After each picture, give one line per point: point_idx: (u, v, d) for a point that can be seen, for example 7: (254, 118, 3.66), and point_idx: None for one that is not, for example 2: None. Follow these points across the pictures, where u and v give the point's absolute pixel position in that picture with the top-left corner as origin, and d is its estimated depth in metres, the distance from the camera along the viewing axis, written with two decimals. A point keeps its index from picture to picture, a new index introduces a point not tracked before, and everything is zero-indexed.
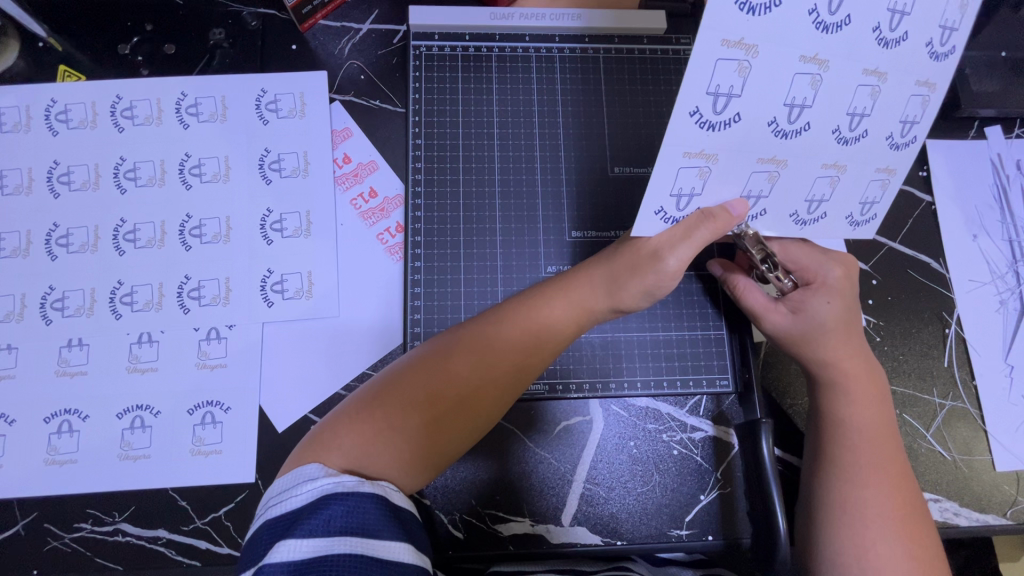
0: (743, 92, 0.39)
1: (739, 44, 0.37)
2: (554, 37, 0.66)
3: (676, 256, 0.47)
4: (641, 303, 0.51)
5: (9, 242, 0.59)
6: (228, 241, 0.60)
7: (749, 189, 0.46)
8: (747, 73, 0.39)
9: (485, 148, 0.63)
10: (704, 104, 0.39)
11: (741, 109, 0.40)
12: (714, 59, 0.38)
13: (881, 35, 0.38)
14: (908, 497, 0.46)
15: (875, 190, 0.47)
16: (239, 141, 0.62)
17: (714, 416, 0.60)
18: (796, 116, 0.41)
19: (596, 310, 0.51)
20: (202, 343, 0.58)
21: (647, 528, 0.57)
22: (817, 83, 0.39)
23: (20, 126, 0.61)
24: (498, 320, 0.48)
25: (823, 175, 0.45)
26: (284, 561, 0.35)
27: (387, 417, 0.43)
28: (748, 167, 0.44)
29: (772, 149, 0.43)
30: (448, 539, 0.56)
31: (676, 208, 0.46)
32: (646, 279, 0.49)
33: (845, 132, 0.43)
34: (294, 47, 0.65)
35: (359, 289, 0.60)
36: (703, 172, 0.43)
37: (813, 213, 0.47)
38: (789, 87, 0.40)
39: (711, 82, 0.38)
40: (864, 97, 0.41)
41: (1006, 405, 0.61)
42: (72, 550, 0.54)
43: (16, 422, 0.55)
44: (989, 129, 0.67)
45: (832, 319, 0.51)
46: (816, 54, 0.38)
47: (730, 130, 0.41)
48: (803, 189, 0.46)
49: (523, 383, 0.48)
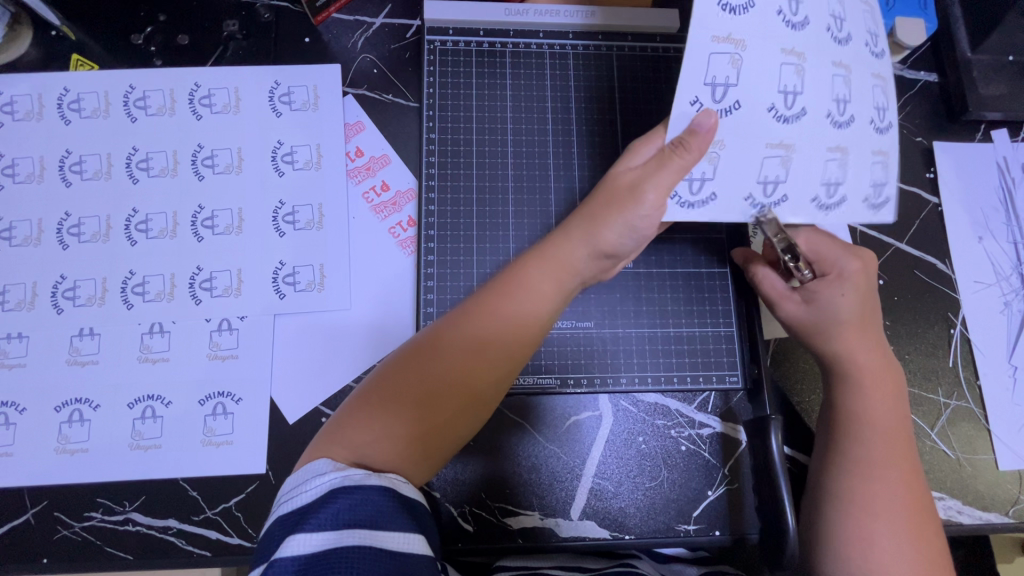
0: (738, 81, 0.45)
1: (729, 39, 0.44)
2: (568, 35, 0.66)
3: (654, 188, 0.46)
4: (626, 241, 0.49)
5: (20, 231, 0.59)
6: (240, 232, 0.60)
7: (765, 176, 0.47)
8: (739, 65, 0.44)
9: (499, 143, 0.63)
10: (703, 93, 0.45)
11: (740, 97, 0.45)
12: (707, 53, 0.44)
13: (835, 35, 0.45)
14: (915, 494, 0.47)
15: (878, 172, 0.47)
16: (251, 132, 0.62)
17: (722, 412, 0.60)
18: (792, 102, 0.45)
19: (575, 267, 0.49)
20: (214, 334, 0.58)
21: (654, 523, 0.57)
22: (802, 72, 0.45)
23: (32, 115, 0.61)
24: (477, 304, 0.47)
25: (830, 158, 0.47)
26: (293, 555, 0.36)
27: (383, 409, 0.43)
28: (759, 152, 0.46)
29: (775, 133, 0.46)
30: (456, 531, 0.56)
31: (690, 193, 0.47)
32: (626, 213, 0.47)
33: (838, 117, 0.46)
34: (307, 40, 0.65)
35: (370, 283, 0.60)
36: (711, 157, 0.46)
37: (833, 196, 0.47)
38: (779, 77, 0.45)
39: (707, 73, 0.44)
40: (841, 85, 0.45)
41: (1008, 405, 0.61)
42: (82, 539, 0.54)
43: (26, 410, 0.55)
44: (995, 133, 0.67)
45: (848, 311, 0.51)
46: (793, 47, 0.44)
47: (730, 117, 0.46)
48: (814, 174, 0.47)
49: (514, 363, 0.47)
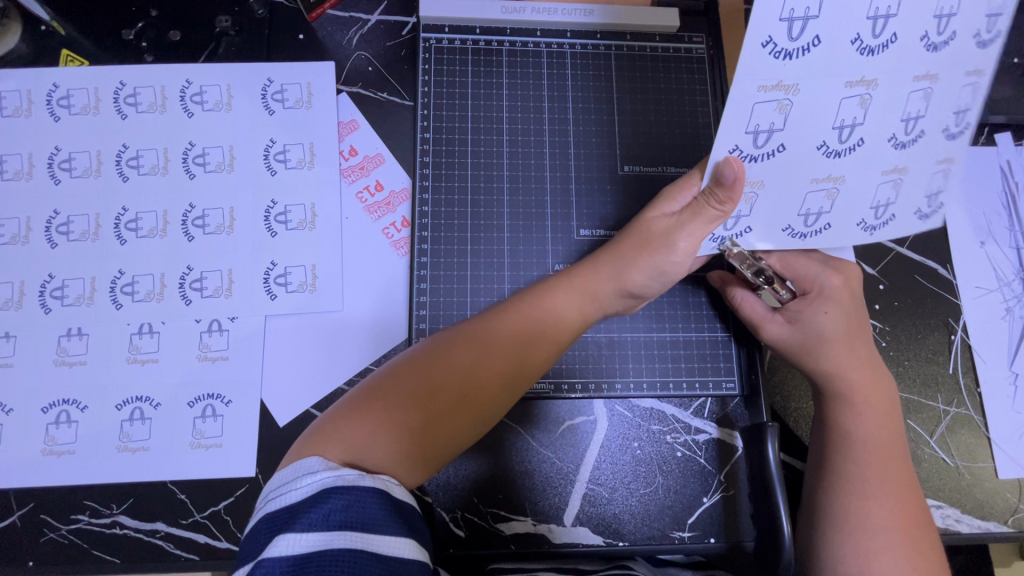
0: (785, 126, 0.43)
1: (778, 86, 0.41)
2: (566, 33, 0.65)
3: (686, 237, 0.48)
4: (654, 284, 0.51)
5: (8, 229, 0.58)
6: (231, 232, 0.59)
7: (808, 209, 0.47)
8: (788, 110, 0.42)
9: (494, 142, 0.62)
10: (744, 141, 0.44)
11: (785, 141, 0.44)
12: (751, 103, 0.42)
13: (927, 40, 0.41)
14: (911, 507, 0.46)
15: (938, 181, 0.46)
16: (244, 131, 0.61)
17: (718, 418, 0.59)
18: (846, 135, 0.44)
19: (600, 296, 0.49)
20: (204, 335, 0.57)
21: (649, 529, 0.56)
22: (867, 102, 0.43)
23: (21, 111, 0.60)
24: (499, 313, 0.47)
25: (885, 181, 0.46)
26: (281, 556, 0.35)
27: (387, 408, 0.42)
28: (803, 187, 0.46)
29: (823, 168, 0.45)
30: (449, 536, 0.55)
31: (724, 229, 0.49)
32: (657, 258, 0.49)
33: (901, 136, 0.44)
34: (301, 36, 0.64)
35: (361, 284, 0.59)
36: (748, 198, 0.47)
37: (881, 218, 0.47)
38: (837, 111, 0.43)
39: (750, 123, 0.43)
40: (917, 100, 0.43)
41: (1010, 413, 0.60)
42: (69, 541, 0.53)
43: (13, 411, 0.55)
44: (999, 136, 0.66)
45: (832, 328, 0.51)
46: (861, 77, 0.42)
47: (773, 159, 0.45)
48: (865, 196, 0.47)
49: (527, 379, 0.46)
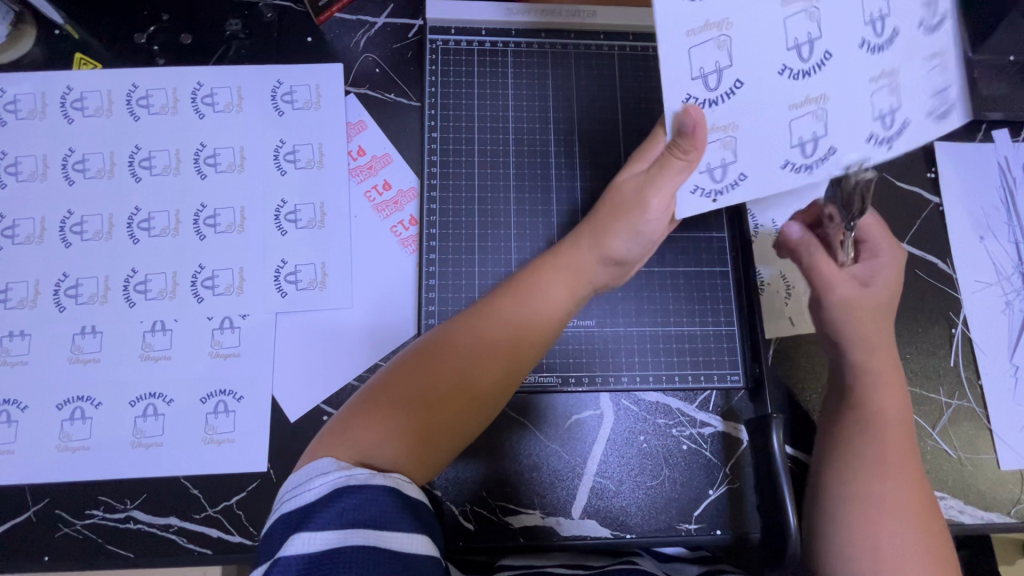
0: (731, 62, 0.42)
1: (707, 27, 0.42)
2: (570, 34, 0.66)
3: (657, 195, 0.48)
4: (633, 248, 0.51)
5: (23, 229, 0.59)
6: (242, 231, 0.60)
7: (800, 138, 0.43)
8: (728, 47, 0.42)
9: (501, 142, 0.63)
10: (694, 88, 0.43)
11: (739, 77, 0.43)
12: (687, 49, 0.42)
13: None
14: (921, 502, 0.46)
15: (944, 75, 0.40)
16: (253, 131, 0.62)
17: (723, 411, 0.60)
18: (806, 52, 0.42)
19: (586, 270, 0.50)
20: (216, 332, 0.58)
21: (655, 522, 0.57)
22: (814, 15, 0.41)
23: (36, 114, 0.61)
24: (493, 306, 0.48)
25: (878, 86, 0.41)
26: (297, 554, 0.36)
27: (398, 411, 0.43)
28: (783, 116, 0.43)
29: (795, 92, 0.42)
30: (458, 530, 0.56)
31: (713, 182, 0.45)
32: (632, 220, 0.49)
33: (874, 39, 0.41)
34: (310, 39, 0.65)
35: (372, 281, 0.60)
36: (725, 143, 0.44)
37: (894, 126, 0.41)
38: (786, 31, 0.42)
39: (693, 68, 0.42)
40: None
41: (1011, 405, 0.61)
42: (83, 536, 0.54)
43: (28, 408, 0.55)
44: (996, 132, 0.67)
45: (890, 285, 0.53)
46: None
47: (733, 99, 0.43)
48: (864, 107, 0.41)
49: (527, 366, 0.48)
